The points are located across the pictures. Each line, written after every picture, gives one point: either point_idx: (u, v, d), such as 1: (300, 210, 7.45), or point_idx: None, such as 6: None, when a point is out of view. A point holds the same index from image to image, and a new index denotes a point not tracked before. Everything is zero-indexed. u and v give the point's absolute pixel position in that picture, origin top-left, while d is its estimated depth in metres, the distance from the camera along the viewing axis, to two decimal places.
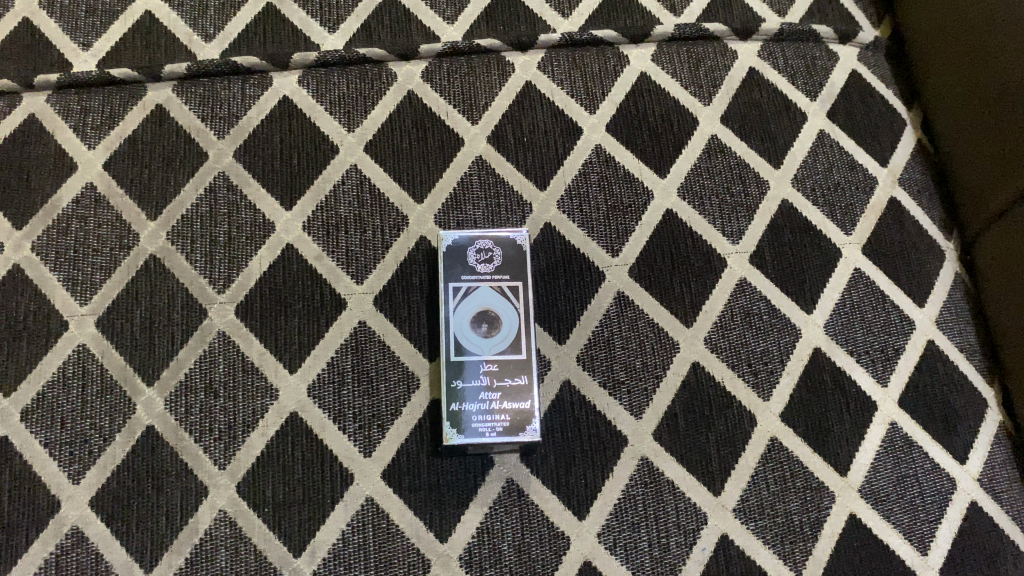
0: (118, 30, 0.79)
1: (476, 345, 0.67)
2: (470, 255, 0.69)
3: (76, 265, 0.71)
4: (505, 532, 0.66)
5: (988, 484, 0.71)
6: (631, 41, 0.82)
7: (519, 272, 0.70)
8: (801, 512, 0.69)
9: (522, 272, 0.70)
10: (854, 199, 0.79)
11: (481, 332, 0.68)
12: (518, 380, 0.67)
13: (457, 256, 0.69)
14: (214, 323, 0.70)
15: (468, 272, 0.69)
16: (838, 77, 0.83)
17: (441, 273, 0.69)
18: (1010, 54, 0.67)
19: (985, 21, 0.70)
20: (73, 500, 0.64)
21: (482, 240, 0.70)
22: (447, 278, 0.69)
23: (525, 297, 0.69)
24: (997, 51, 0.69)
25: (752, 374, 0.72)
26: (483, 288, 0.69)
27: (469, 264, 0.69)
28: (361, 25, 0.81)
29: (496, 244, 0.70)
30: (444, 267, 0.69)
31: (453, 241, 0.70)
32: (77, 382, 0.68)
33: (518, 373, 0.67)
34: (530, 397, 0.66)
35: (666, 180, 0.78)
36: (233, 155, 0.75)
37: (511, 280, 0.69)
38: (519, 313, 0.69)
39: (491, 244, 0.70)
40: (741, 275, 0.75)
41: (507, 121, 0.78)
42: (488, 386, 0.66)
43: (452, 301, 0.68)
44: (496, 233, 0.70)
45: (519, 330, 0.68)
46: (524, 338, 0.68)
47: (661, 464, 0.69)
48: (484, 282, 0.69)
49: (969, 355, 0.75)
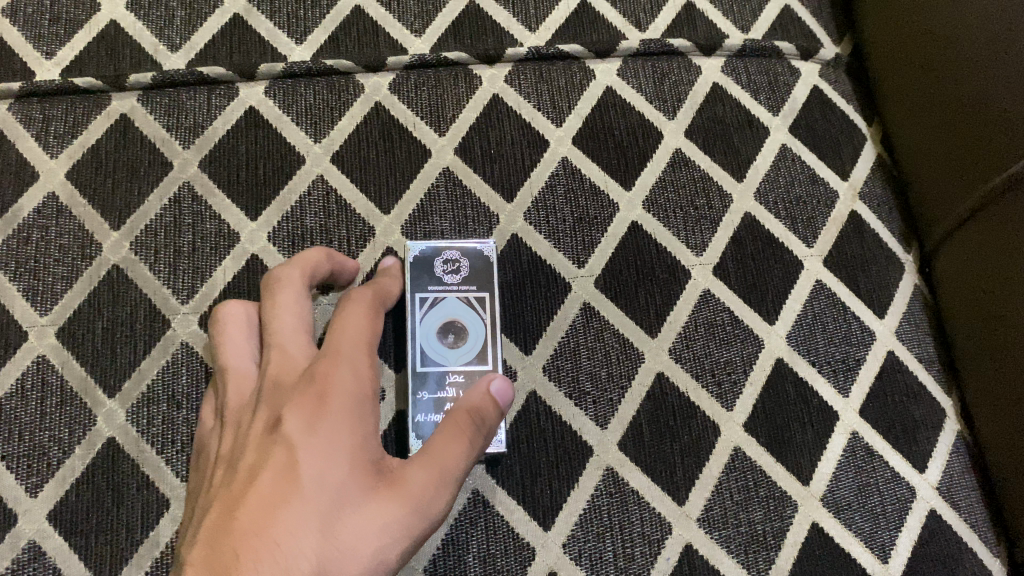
0: (82, 39, 0.78)
1: (443, 355, 0.68)
2: (437, 265, 0.70)
3: (36, 276, 0.70)
4: (471, 543, 0.66)
5: (947, 492, 0.72)
6: (597, 55, 0.83)
7: (486, 283, 0.70)
8: (764, 522, 0.69)
9: (489, 283, 0.70)
10: (816, 212, 0.80)
11: (446, 342, 0.68)
12: None
13: (424, 265, 0.70)
14: (177, 334, 0.69)
15: (435, 282, 0.69)
16: (800, 92, 0.85)
17: (407, 282, 0.69)
18: (983, 59, 0.68)
19: (956, 28, 0.71)
20: (31, 514, 0.63)
21: (449, 250, 0.70)
22: (414, 288, 0.69)
23: (491, 308, 0.69)
24: (969, 57, 0.69)
25: (716, 384, 0.73)
26: (451, 298, 0.69)
27: (437, 274, 0.69)
28: (328, 37, 0.81)
29: (463, 254, 0.70)
30: (411, 277, 0.69)
31: (420, 251, 0.70)
32: (37, 393, 0.67)
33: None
34: None
35: (631, 193, 0.78)
36: (198, 165, 0.75)
37: (477, 290, 0.70)
38: (485, 323, 0.69)
39: (458, 255, 0.70)
40: (705, 286, 0.76)
41: (474, 133, 0.79)
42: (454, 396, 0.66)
43: (419, 310, 0.68)
44: (463, 244, 0.70)
45: (485, 341, 0.68)
46: (490, 348, 0.68)
47: (626, 474, 0.69)
48: (451, 293, 0.69)
49: (928, 365, 0.76)
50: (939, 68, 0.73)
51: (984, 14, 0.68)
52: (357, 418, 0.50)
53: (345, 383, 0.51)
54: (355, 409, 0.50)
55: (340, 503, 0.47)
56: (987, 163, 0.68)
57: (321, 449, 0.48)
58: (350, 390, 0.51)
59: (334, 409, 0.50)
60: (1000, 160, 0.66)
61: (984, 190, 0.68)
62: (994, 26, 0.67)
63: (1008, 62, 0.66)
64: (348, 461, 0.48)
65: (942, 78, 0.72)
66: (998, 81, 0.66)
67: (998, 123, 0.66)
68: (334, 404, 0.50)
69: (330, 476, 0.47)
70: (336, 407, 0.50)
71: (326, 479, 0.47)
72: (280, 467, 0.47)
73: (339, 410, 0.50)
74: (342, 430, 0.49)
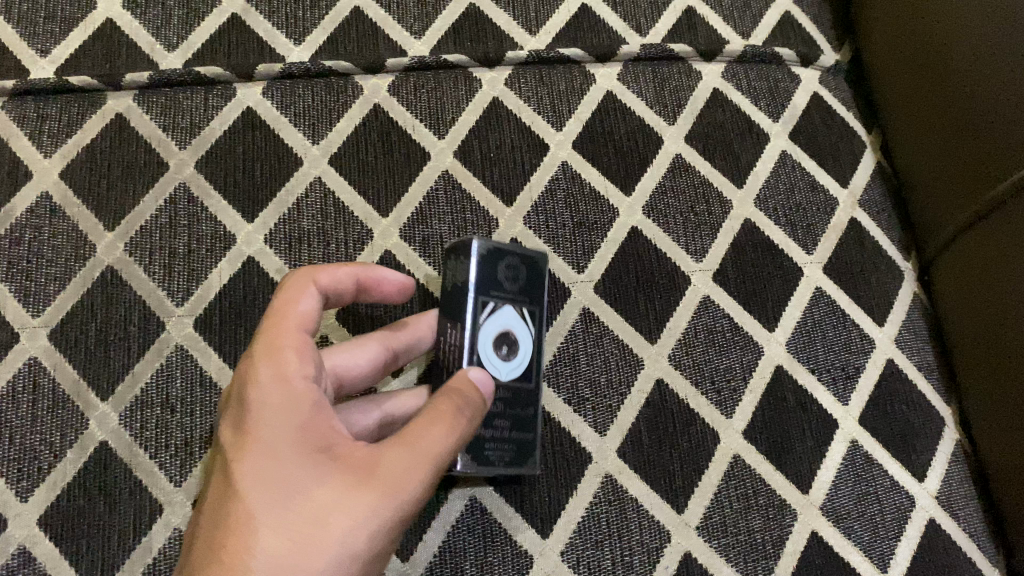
0: (78, 37, 0.78)
1: (497, 370, 0.59)
2: (500, 267, 0.60)
3: (29, 276, 0.69)
4: (468, 550, 0.65)
5: (946, 501, 0.72)
6: (598, 60, 0.83)
7: (537, 295, 0.63)
8: (764, 530, 0.69)
9: (540, 296, 0.63)
10: (816, 219, 0.80)
11: (502, 356, 0.60)
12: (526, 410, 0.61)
13: (489, 264, 0.59)
14: (171, 336, 0.68)
15: (496, 286, 0.60)
16: (800, 99, 0.85)
17: (473, 280, 0.58)
18: (988, 66, 0.67)
19: (961, 32, 0.70)
20: (21, 518, 0.62)
21: (512, 253, 0.61)
22: (479, 289, 0.59)
23: (537, 322, 0.63)
24: (974, 61, 0.69)
25: (715, 391, 0.72)
26: (509, 306, 0.60)
27: (499, 277, 0.60)
28: (327, 38, 0.80)
29: (523, 261, 0.62)
30: (474, 281, 0.58)
31: (487, 249, 0.59)
32: (28, 396, 0.65)
33: (527, 403, 0.61)
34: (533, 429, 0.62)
35: (631, 198, 0.78)
36: (194, 165, 0.74)
37: (529, 303, 0.62)
38: (533, 338, 0.62)
39: (517, 260, 0.62)
40: (705, 292, 0.76)
41: (473, 136, 0.78)
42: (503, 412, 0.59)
43: (481, 316, 0.58)
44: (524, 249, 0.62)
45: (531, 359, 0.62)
46: (534, 367, 0.62)
47: (624, 481, 0.68)
48: (508, 300, 0.61)
49: (927, 374, 0.76)
50: (943, 73, 0.72)
51: (990, 20, 0.68)
52: (285, 408, 0.47)
53: (266, 380, 0.48)
54: (280, 402, 0.47)
55: (281, 507, 0.44)
56: (989, 170, 0.67)
57: (256, 460, 0.46)
58: (272, 382, 0.48)
59: (258, 405, 0.47)
60: (1004, 169, 0.66)
61: (987, 198, 0.67)
62: (997, 33, 0.67)
63: (1014, 70, 0.65)
64: (289, 455, 0.46)
65: (945, 83, 0.72)
66: (1001, 89, 0.66)
67: (1002, 131, 0.66)
68: (258, 413, 0.47)
69: (263, 475, 0.45)
70: (261, 413, 0.47)
71: (261, 479, 0.45)
72: (222, 483, 0.46)
73: (267, 413, 0.47)
74: (271, 427, 0.47)
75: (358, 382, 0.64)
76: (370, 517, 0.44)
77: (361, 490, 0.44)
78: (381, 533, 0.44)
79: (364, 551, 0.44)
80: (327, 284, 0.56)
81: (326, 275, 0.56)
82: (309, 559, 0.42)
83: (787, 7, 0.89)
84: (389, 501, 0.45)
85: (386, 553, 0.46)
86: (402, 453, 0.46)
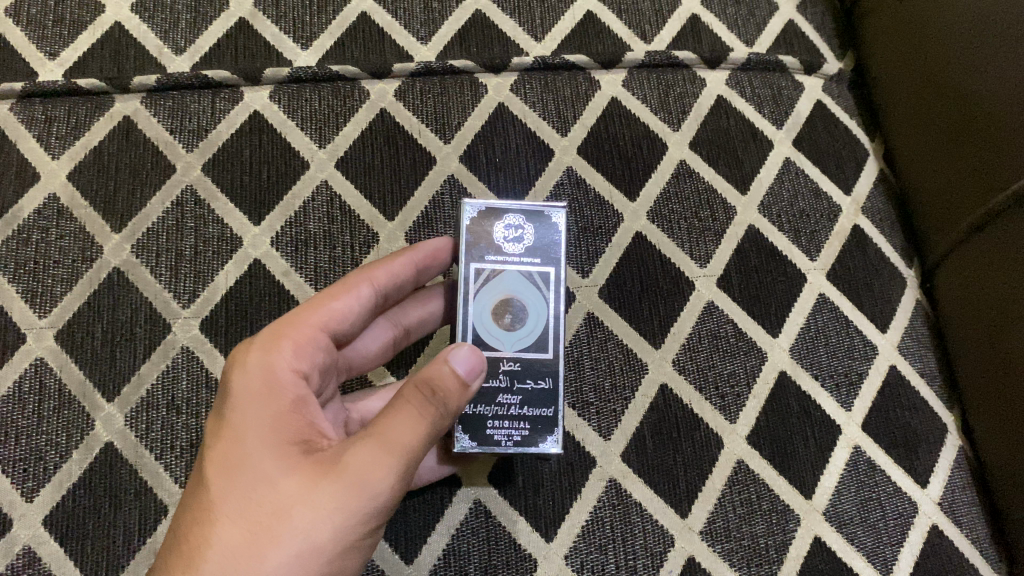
0: (87, 40, 0.78)
1: (498, 338, 0.60)
2: (497, 231, 0.61)
3: (35, 277, 0.69)
4: (473, 554, 0.66)
5: (949, 508, 0.72)
6: (603, 66, 0.83)
7: (552, 256, 0.61)
8: (767, 535, 0.69)
9: (555, 256, 0.61)
10: (820, 226, 0.80)
11: (504, 324, 0.60)
12: (541, 382, 0.60)
13: (483, 230, 0.61)
14: (177, 338, 0.69)
15: (494, 250, 0.60)
16: (803, 107, 0.85)
17: (463, 250, 0.60)
18: (992, 72, 0.68)
19: (966, 39, 0.70)
20: (26, 518, 0.62)
21: (513, 214, 0.61)
22: (469, 258, 0.60)
23: (555, 286, 0.61)
24: (978, 68, 0.69)
25: (719, 397, 0.73)
26: (511, 272, 0.60)
27: (497, 242, 0.61)
28: (334, 43, 0.81)
29: (528, 220, 0.61)
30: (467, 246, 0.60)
31: (480, 212, 0.61)
32: (34, 397, 0.66)
33: (541, 376, 0.60)
34: (553, 403, 0.60)
35: (635, 203, 0.78)
36: (201, 168, 0.74)
37: (542, 265, 0.61)
38: (548, 304, 0.61)
39: (522, 220, 0.61)
40: (708, 298, 0.76)
41: (479, 141, 0.78)
42: (507, 387, 0.59)
43: (473, 285, 0.60)
44: (530, 208, 0.61)
45: (546, 325, 0.61)
46: (552, 334, 0.61)
47: (628, 485, 0.69)
48: (509, 263, 0.61)
49: (930, 381, 0.76)
50: (947, 80, 0.72)
51: (997, 28, 0.68)
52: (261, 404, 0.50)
53: (250, 377, 0.51)
54: (258, 398, 0.50)
55: (251, 498, 0.47)
56: (992, 178, 0.68)
57: (233, 450, 0.48)
58: (253, 380, 0.51)
59: (238, 401, 0.50)
60: (1006, 176, 0.66)
61: (990, 205, 0.68)
62: (1002, 42, 0.67)
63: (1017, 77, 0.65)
64: (261, 450, 0.48)
65: (950, 90, 0.72)
66: (1005, 95, 0.66)
67: (1005, 138, 0.66)
68: (241, 406, 0.50)
69: (234, 467, 0.48)
70: (239, 404, 0.50)
71: (232, 471, 0.48)
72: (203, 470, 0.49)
73: (245, 406, 0.50)
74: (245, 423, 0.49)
75: (367, 364, 0.66)
76: (331, 513, 0.46)
77: (326, 486, 0.46)
78: (344, 528, 0.46)
79: (330, 542, 0.46)
80: (385, 282, 0.61)
81: (383, 273, 0.61)
82: (273, 551, 0.45)
83: (791, 16, 0.90)
84: (352, 497, 0.46)
85: (359, 544, 0.48)
86: (372, 452, 0.47)
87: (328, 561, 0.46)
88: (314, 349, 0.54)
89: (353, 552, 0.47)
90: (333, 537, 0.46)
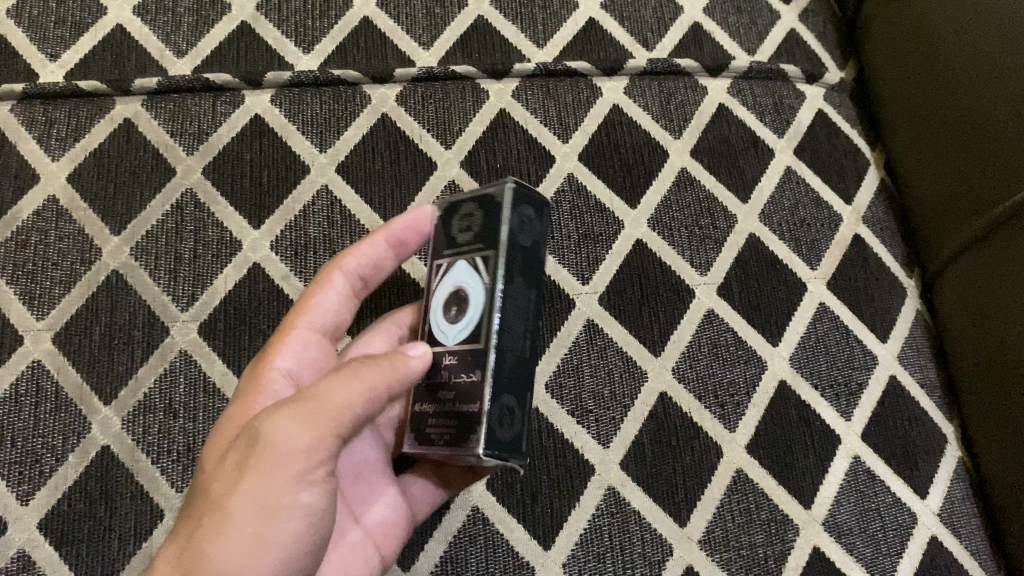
0: (88, 42, 0.78)
1: (446, 334, 0.53)
2: (455, 223, 0.55)
3: (34, 279, 0.69)
4: (470, 560, 0.65)
5: (948, 519, 0.72)
6: (605, 74, 0.83)
7: (492, 237, 0.52)
8: (766, 545, 0.69)
9: (498, 233, 0.52)
10: (820, 235, 0.80)
11: (450, 317, 0.53)
12: (472, 376, 0.50)
13: (448, 226, 0.56)
14: (175, 342, 0.68)
15: (450, 243, 0.55)
16: (804, 116, 0.85)
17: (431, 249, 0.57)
18: (1003, 78, 0.67)
19: (976, 44, 0.70)
20: (21, 522, 0.62)
21: (469, 202, 0.55)
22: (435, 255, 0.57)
23: (495, 267, 0.51)
24: (987, 74, 0.68)
25: (718, 406, 0.72)
26: (462, 263, 0.54)
27: (454, 235, 0.55)
28: (336, 47, 0.81)
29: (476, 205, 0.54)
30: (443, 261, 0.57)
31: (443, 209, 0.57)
32: (30, 400, 0.65)
33: (472, 367, 0.50)
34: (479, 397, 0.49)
35: (636, 211, 0.78)
36: (202, 171, 0.74)
37: (483, 248, 0.52)
38: (487, 290, 0.51)
39: (474, 206, 0.54)
40: (708, 306, 0.76)
41: (481, 146, 0.78)
42: (445, 384, 0.52)
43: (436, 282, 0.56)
44: (483, 193, 0.54)
45: (481, 313, 0.51)
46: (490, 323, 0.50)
47: (627, 494, 0.68)
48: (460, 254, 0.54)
49: (930, 391, 0.76)
50: (947, 92, 0.72)
51: (995, 42, 0.68)
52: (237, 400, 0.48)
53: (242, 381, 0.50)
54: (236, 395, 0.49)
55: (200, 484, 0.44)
56: (998, 185, 0.67)
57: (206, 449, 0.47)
58: None
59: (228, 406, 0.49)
60: (1013, 185, 0.66)
61: (993, 213, 0.67)
62: (999, 56, 0.67)
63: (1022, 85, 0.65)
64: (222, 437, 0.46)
65: (949, 103, 0.72)
66: (1014, 102, 0.65)
67: (1012, 146, 0.66)
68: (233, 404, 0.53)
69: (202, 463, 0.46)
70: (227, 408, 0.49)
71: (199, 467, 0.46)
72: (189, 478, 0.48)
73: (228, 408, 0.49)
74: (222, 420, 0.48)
75: None
76: (256, 483, 0.41)
77: (250, 456, 0.42)
78: (263, 496, 0.41)
79: (259, 513, 0.41)
80: (358, 268, 0.59)
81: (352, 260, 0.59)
82: (197, 528, 0.41)
83: (793, 25, 0.90)
84: (275, 460, 0.42)
85: (293, 520, 0.42)
86: (298, 410, 0.42)
87: (259, 536, 0.41)
88: (302, 346, 0.56)
89: (289, 530, 0.42)
90: (254, 506, 0.41)
